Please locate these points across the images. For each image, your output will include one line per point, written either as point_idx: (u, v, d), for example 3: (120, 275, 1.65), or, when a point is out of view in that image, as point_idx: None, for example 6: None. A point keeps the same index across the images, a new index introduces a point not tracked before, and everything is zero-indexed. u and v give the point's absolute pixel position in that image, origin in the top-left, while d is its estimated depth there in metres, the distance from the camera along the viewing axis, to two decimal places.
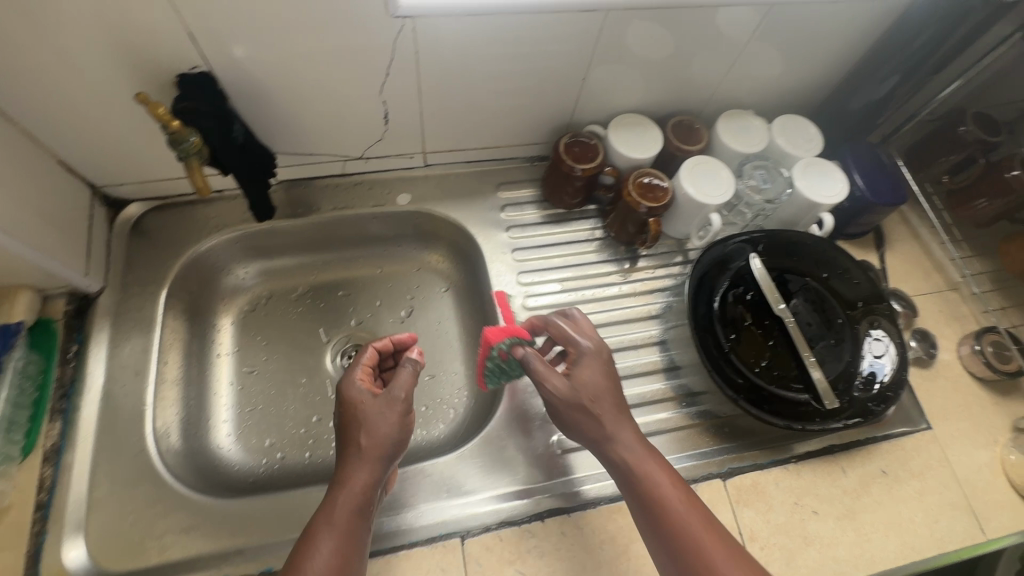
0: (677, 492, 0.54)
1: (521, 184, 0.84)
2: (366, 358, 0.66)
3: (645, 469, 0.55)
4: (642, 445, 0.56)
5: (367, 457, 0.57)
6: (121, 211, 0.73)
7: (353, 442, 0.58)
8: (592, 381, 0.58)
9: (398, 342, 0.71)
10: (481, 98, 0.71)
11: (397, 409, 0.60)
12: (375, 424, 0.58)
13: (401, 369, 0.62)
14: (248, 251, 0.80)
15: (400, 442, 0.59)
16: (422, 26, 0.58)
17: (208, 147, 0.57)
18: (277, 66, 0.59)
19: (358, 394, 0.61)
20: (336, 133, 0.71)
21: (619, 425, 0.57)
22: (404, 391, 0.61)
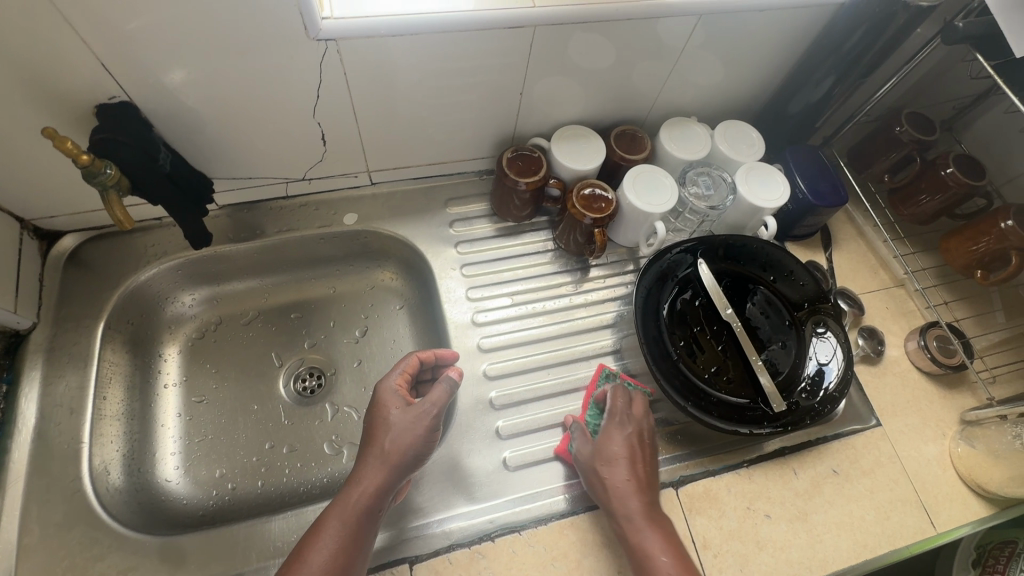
0: (672, 561, 0.53)
1: (471, 198, 0.84)
2: (408, 364, 0.65)
3: (643, 538, 0.55)
4: (638, 514, 0.56)
5: (387, 462, 0.57)
6: (55, 244, 0.72)
7: (375, 445, 0.58)
8: (613, 457, 0.59)
9: (441, 356, 0.69)
10: (420, 116, 0.71)
11: (426, 421, 0.59)
12: (403, 430, 0.59)
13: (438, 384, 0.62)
14: (193, 278, 0.79)
15: (421, 454, 0.59)
16: (346, 49, 0.57)
17: (125, 177, 0.55)
18: (201, 93, 0.58)
19: (391, 398, 0.62)
20: (274, 156, 0.70)
21: (627, 492, 0.57)
22: (436, 405, 0.60)
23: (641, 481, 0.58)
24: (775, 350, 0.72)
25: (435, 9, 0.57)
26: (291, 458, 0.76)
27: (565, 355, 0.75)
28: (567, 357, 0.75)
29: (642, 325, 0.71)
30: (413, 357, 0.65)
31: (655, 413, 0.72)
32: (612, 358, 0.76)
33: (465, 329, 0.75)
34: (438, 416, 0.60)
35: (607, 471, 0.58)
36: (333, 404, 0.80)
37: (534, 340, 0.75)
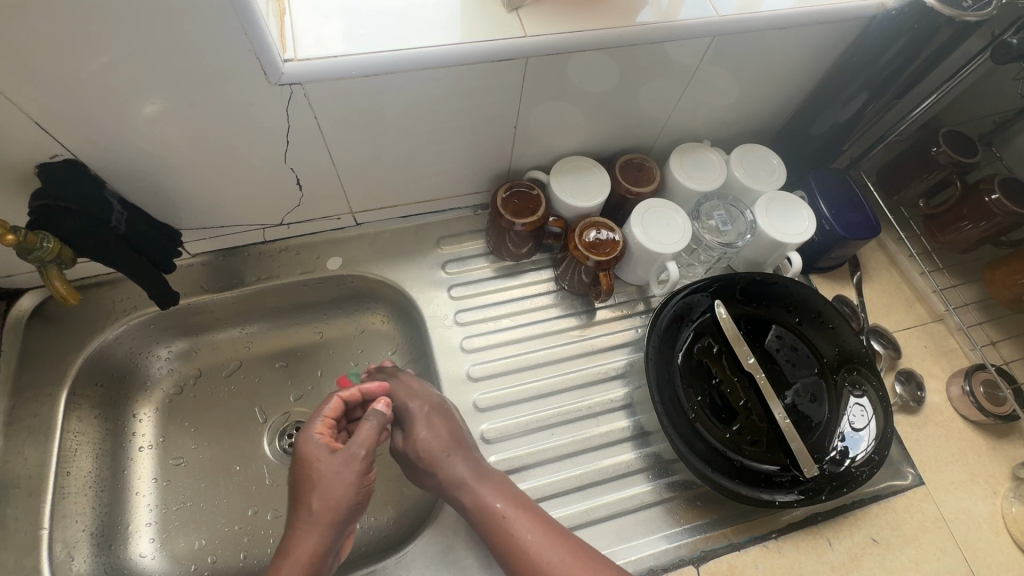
0: (522, 521, 0.54)
1: (465, 236, 0.78)
2: (328, 409, 0.63)
3: (490, 503, 0.55)
4: (473, 484, 0.57)
5: (317, 520, 0.54)
6: (15, 304, 0.66)
7: (303, 505, 0.55)
8: (425, 437, 0.60)
9: (368, 393, 0.66)
10: (405, 154, 0.64)
11: (355, 467, 0.57)
12: (331, 484, 0.56)
13: (365, 421, 0.59)
14: (167, 332, 0.73)
15: (354, 504, 0.56)
16: (313, 92, 0.51)
17: (70, 248, 0.51)
18: (157, 146, 0.53)
19: (314, 449, 0.59)
20: (247, 203, 0.64)
21: (452, 466, 0.58)
22: (365, 446, 0.58)
23: (467, 455, 0.60)
24: (802, 404, 0.65)
25: (412, 43, 0.50)
26: (274, 526, 0.69)
27: (570, 411, 0.69)
28: (571, 413, 0.69)
29: (654, 378, 0.63)
30: (333, 401, 0.63)
31: (671, 475, 0.65)
32: (623, 414, 0.69)
33: (460, 383, 0.69)
34: (369, 454, 0.58)
35: (433, 453, 0.59)
36: None
37: (535, 394, 0.69)
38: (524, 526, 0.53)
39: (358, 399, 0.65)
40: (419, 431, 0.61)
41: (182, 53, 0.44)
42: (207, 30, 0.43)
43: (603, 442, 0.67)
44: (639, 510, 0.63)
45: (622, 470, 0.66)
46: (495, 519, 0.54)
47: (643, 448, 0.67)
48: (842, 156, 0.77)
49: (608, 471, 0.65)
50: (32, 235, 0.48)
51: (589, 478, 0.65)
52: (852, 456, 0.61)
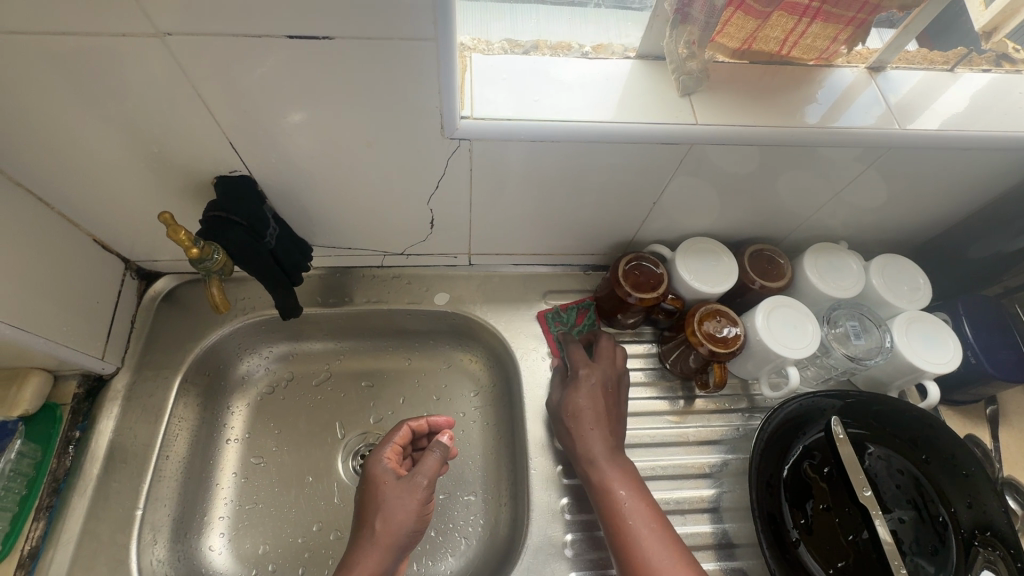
0: (637, 505, 0.56)
1: (571, 294, 0.77)
2: (397, 436, 0.66)
3: (605, 480, 0.58)
4: (602, 460, 0.59)
5: (378, 540, 0.56)
6: (150, 285, 0.71)
7: (368, 524, 0.57)
8: (586, 395, 0.62)
9: (434, 424, 0.69)
10: (538, 210, 0.64)
11: (416, 493, 0.59)
12: (394, 508, 0.58)
13: (430, 450, 0.62)
14: (274, 333, 0.76)
15: (412, 530, 0.58)
16: (479, 148, 0.52)
17: (233, 260, 0.54)
18: (317, 175, 0.55)
19: (381, 474, 0.61)
20: (377, 232, 0.66)
21: (593, 439, 0.60)
22: (428, 474, 0.61)
23: (606, 430, 0.61)
24: (914, 552, 0.60)
25: (584, 116, 0.51)
26: (335, 547, 0.69)
27: (656, 502, 0.65)
28: (656, 504, 0.65)
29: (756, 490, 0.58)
30: (402, 429, 0.66)
31: None
32: (711, 517, 0.65)
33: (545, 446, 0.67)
34: (429, 482, 0.61)
35: (582, 417, 0.61)
36: None
37: None
38: (639, 513, 0.55)
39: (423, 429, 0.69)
40: (582, 392, 0.63)
41: (377, 102, 0.46)
42: (405, 86, 0.44)
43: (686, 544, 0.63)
44: None
45: None
46: (610, 493, 0.57)
47: (729, 560, 0.63)
48: (996, 284, 0.70)
49: None
50: (207, 247, 0.51)
51: None
52: None
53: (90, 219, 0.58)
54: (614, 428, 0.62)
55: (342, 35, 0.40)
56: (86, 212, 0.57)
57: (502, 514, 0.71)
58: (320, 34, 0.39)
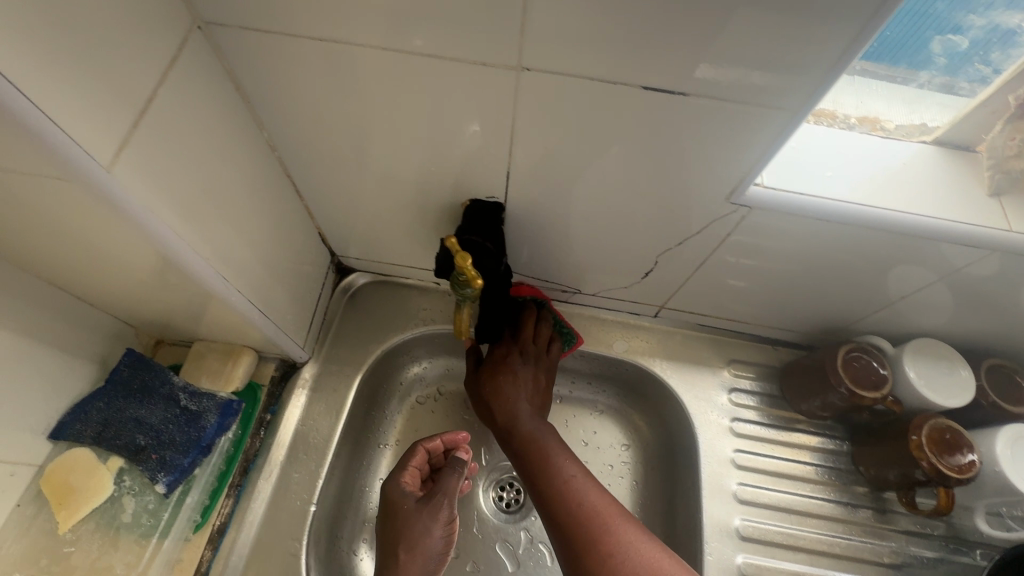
0: (590, 484, 0.57)
1: (755, 367, 0.71)
2: (413, 459, 0.62)
3: (536, 440, 0.61)
4: (551, 438, 0.61)
5: (408, 567, 0.53)
6: (344, 279, 0.72)
7: (393, 552, 0.54)
8: (522, 377, 0.65)
9: (449, 440, 0.65)
10: (761, 281, 0.60)
11: (439, 516, 0.56)
12: (416, 532, 0.55)
13: (450, 469, 0.60)
14: (442, 346, 0.75)
15: (440, 554, 0.56)
16: (754, 216, 0.48)
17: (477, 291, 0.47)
18: (566, 212, 0.53)
19: (400, 498, 0.58)
20: (583, 272, 0.64)
21: (540, 426, 0.62)
22: (451, 493, 0.58)
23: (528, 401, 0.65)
24: None
25: (879, 203, 0.46)
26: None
27: None
28: None
29: None
30: (418, 451, 0.62)
31: None
32: None
33: (730, 530, 0.63)
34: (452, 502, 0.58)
35: (513, 392, 0.64)
36: (529, 532, 0.72)
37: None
38: (595, 492, 0.56)
39: (439, 448, 0.65)
40: (508, 367, 0.65)
41: (682, 157, 0.43)
42: (731, 143, 0.41)
43: None
44: None
45: None
46: (565, 478, 0.57)
47: None
48: None
49: None
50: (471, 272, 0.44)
51: None
52: None
53: (328, 212, 0.59)
54: (539, 397, 0.66)
55: (700, 93, 0.37)
56: (328, 207, 0.58)
57: None
58: (678, 89, 0.37)
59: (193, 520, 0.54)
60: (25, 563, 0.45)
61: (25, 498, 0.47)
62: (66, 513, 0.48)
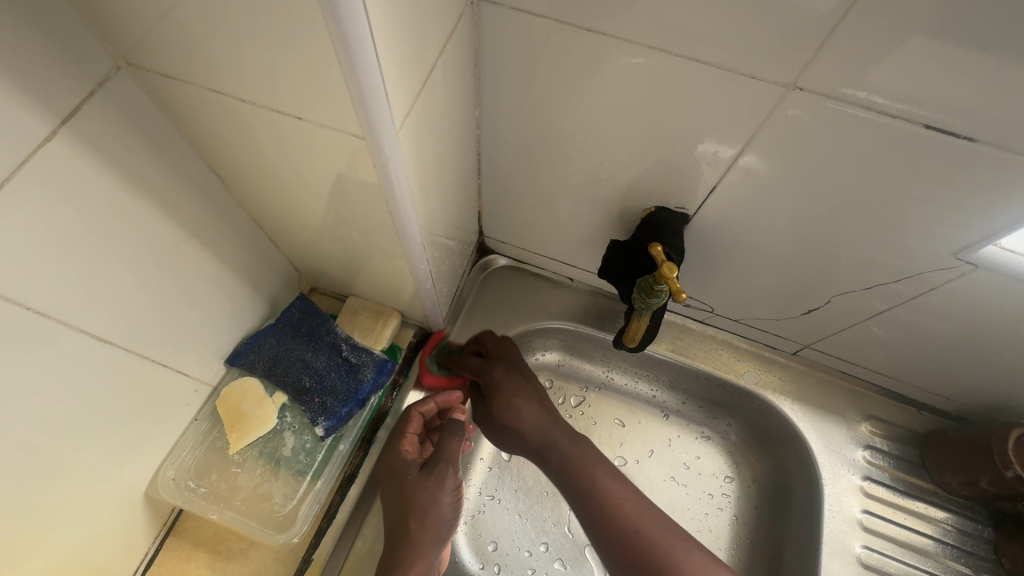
0: (633, 496, 0.51)
1: (896, 428, 0.67)
2: (409, 424, 0.57)
3: (570, 450, 0.55)
4: (571, 440, 0.55)
5: (421, 539, 0.50)
6: (483, 258, 0.74)
7: (399, 523, 0.50)
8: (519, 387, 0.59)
9: (444, 402, 0.60)
10: (939, 344, 0.55)
11: (445, 485, 0.52)
12: (425, 504, 0.51)
13: (450, 434, 0.56)
14: (564, 342, 0.75)
15: (451, 519, 0.52)
16: (976, 276, 0.44)
17: (665, 292, 0.44)
18: (753, 234, 0.51)
19: (400, 466, 0.53)
20: (737, 295, 0.61)
21: (551, 424, 0.56)
22: (455, 459, 0.54)
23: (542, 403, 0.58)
24: None
25: None
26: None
27: None
28: None
29: None
30: (414, 416, 0.57)
31: None
32: None
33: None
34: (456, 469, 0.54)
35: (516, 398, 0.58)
36: None
37: None
38: (642, 503, 0.51)
39: (435, 411, 0.59)
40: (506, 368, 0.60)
41: (919, 200, 0.40)
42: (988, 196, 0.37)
43: None
44: None
45: None
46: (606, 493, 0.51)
47: None
48: None
49: None
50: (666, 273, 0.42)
51: None
52: None
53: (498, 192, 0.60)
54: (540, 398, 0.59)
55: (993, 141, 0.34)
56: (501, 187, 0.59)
57: None
58: (965, 133, 0.34)
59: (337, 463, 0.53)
60: (198, 474, 0.49)
61: (203, 413, 0.51)
62: (238, 436, 0.50)
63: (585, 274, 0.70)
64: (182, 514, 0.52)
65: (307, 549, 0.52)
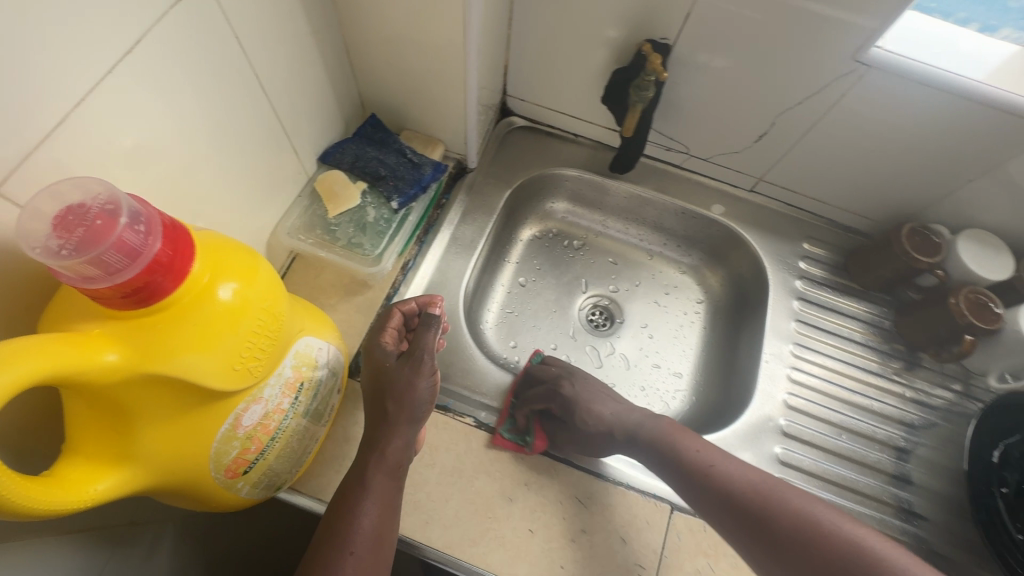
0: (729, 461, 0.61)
1: (828, 245, 0.86)
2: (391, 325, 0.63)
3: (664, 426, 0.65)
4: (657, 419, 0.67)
5: (397, 418, 0.56)
6: (505, 118, 0.90)
7: (380, 406, 0.57)
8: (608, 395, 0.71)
9: (423, 302, 0.66)
10: (855, 158, 0.74)
11: (421, 370, 0.56)
12: (401, 389, 0.56)
13: (425, 328, 0.57)
14: (570, 191, 0.93)
15: (427, 403, 0.57)
16: (870, 77, 0.63)
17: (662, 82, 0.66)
18: (716, 60, 0.69)
19: (382, 359, 0.59)
20: (707, 131, 0.80)
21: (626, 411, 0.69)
22: (431, 351, 0.57)
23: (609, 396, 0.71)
24: None
25: (970, 76, 0.60)
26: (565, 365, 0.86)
27: (859, 426, 0.75)
28: (860, 427, 0.75)
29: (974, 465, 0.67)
30: (393, 318, 0.63)
31: (919, 529, 0.69)
32: (897, 455, 0.73)
33: (778, 377, 0.76)
34: (432, 358, 0.58)
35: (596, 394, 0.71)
36: (612, 344, 0.89)
37: (838, 391, 0.77)
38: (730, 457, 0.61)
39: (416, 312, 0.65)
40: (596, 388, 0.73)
41: (827, 10, 0.58)
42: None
43: (870, 462, 0.73)
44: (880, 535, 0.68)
45: (871, 494, 0.71)
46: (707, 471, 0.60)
47: (901, 491, 0.71)
48: None
49: (868, 489, 0.71)
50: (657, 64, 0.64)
51: (844, 480, 0.71)
52: None
53: (523, 46, 0.77)
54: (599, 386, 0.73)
55: None
56: (526, 40, 0.76)
57: (708, 394, 0.84)
58: None
59: (404, 236, 0.71)
60: (304, 232, 0.67)
61: (304, 193, 0.68)
62: (333, 206, 0.67)
63: (588, 128, 0.88)
64: (295, 260, 0.71)
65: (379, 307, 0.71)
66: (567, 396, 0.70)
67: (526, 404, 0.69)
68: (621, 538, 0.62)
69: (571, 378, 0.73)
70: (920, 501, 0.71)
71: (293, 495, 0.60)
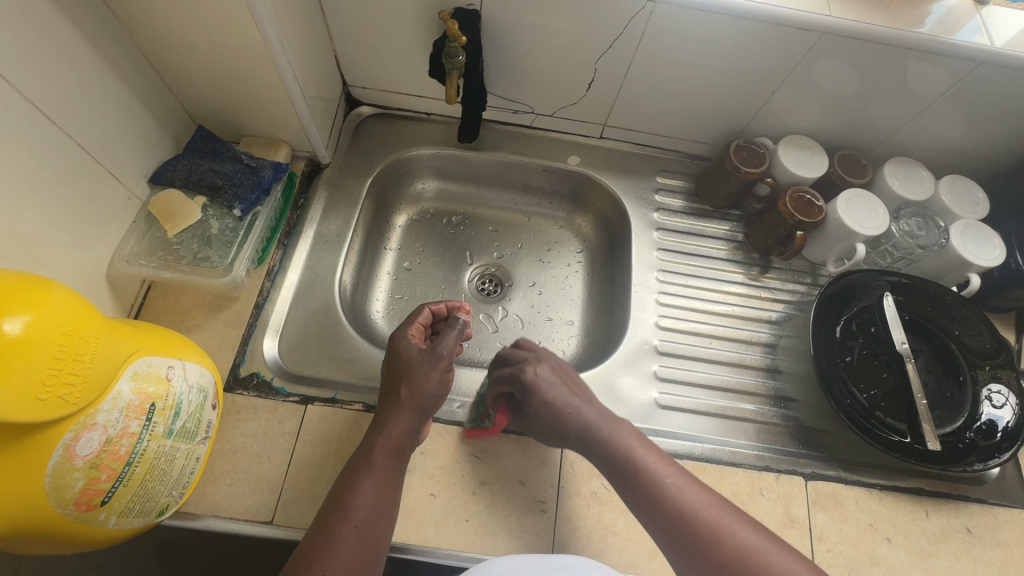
0: (671, 473, 0.57)
1: (679, 174, 0.92)
2: (419, 317, 0.68)
3: (624, 443, 0.60)
4: (632, 440, 0.60)
5: (408, 403, 0.60)
6: (354, 109, 0.91)
7: (394, 390, 0.61)
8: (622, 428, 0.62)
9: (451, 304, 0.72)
10: (675, 89, 0.80)
11: (439, 366, 0.62)
12: (419, 377, 0.61)
13: (450, 329, 0.65)
14: (435, 170, 0.94)
15: (438, 395, 0.62)
16: (658, 12, 0.68)
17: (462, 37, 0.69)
18: (524, 19, 0.72)
19: (406, 347, 0.64)
20: (543, 87, 0.83)
21: (658, 456, 0.59)
22: (450, 351, 0.64)
23: (574, 395, 0.66)
24: (930, 382, 0.73)
25: None
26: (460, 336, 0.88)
27: (727, 332, 0.82)
28: (728, 333, 0.82)
29: (819, 342, 0.74)
30: (424, 311, 0.68)
31: (789, 409, 0.77)
32: (764, 351, 0.81)
33: (649, 302, 0.83)
34: (451, 357, 0.64)
35: (551, 389, 0.65)
36: (504, 307, 0.92)
37: (704, 306, 0.83)
38: (664, 467, 0.57)
39: (443, 311, 0.70)
40: (562, 386, 0.66)
41: None
42: None
43: (739, 362, 0.80)
44: (757, 423, 0.75)
45: (746, 390, 0.78)
46: (634, 467, 0.58)
47: (772, 380, 0.79)
48: None
49: (740, 385, 0.78)
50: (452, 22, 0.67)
51: (719, 383, 0.78)
52: (974, 432, 0.70)
53: (344, 35, 0.77)
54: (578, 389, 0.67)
55: None
56: (345, 28, 0.76)
57: (597, 334, 0.89)
58: None
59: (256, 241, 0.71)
60: (146, 256, 0.65)
61: (140, 218, 0.66)
62: (172, 225, 0.66)
63: (436, 105, 0.90)
64: (151, 287, 0.70)
65: (249, 317, 0.71)
66: (528, 381, 0.66)
67: (494, 386, 0.69)
68: (520, 481, 0.66)
69: (537, 363, 0.68)
70: (788, 385, 0.79)
71: (191, 519, 0.59)
